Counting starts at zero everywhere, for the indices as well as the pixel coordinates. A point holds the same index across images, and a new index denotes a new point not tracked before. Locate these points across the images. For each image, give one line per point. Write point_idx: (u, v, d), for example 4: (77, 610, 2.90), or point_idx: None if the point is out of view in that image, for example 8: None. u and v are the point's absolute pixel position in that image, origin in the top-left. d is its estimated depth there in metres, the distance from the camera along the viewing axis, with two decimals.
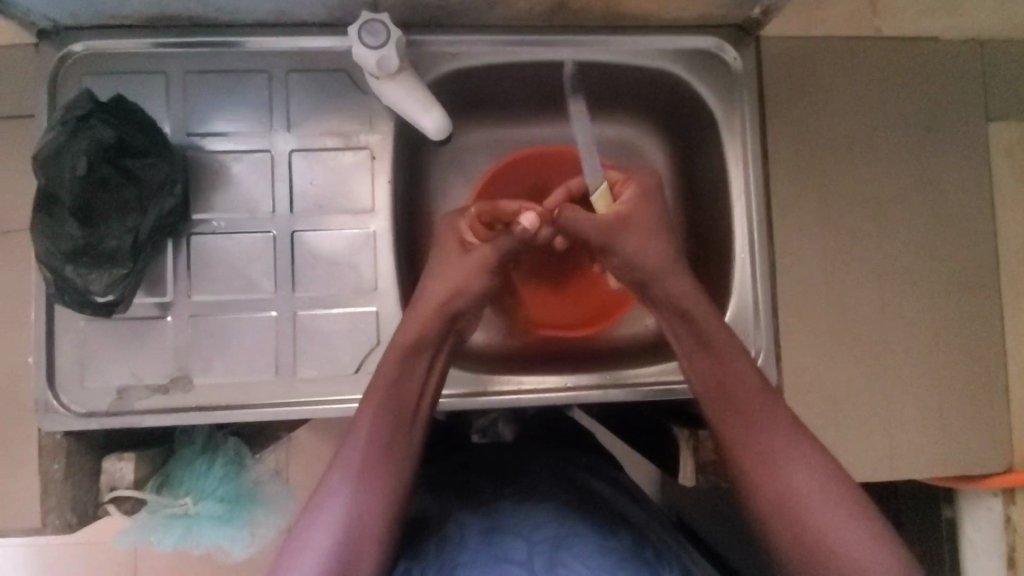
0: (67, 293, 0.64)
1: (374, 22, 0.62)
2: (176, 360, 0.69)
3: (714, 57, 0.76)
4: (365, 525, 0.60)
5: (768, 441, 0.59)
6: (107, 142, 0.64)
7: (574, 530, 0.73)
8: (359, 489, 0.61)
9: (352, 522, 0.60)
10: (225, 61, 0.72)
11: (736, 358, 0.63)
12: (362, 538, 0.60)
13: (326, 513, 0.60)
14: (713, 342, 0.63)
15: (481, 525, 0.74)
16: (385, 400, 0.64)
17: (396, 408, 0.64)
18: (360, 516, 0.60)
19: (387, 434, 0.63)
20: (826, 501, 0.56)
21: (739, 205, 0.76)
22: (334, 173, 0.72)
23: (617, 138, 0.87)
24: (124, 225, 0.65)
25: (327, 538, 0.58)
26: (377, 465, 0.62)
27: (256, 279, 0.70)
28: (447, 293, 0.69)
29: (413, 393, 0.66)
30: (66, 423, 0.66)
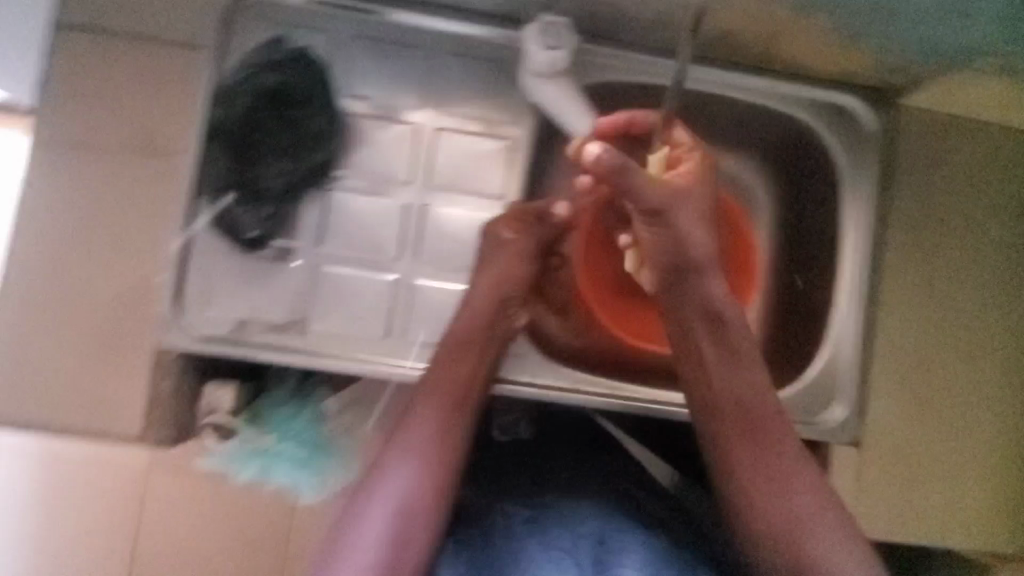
0: (225, 222, 0.69)
1: (553, 27, 0.66)
2: (294, 304, 0.71)
3: (850, 116, 0.78)
4: (420, 505, 0.63)
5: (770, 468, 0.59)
6: (273, 89, 0.69)
7: (618, 528, 0.70)
8: (420, 468, 0.63)
9: (411, 498, 0.62)
10: (391, 33, 0.75)
11: (739, 377, 0.61)
12: (419, 516, 0.62)
13: (389, 487, 0.62)
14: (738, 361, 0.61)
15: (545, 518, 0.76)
16: (440, 387, 0.67)
17: (452, 395, 0.67)
18: (417, 495, 0.62)
19: (444, 419, 0.66)
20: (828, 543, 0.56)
21: (848, 261, 0.77)
22: (470, 155, 0.75)
23: (731, 175, 0.86)
24: (277, 169, 0.69)
25: (387, 512, 0.61)
26: (431, 449, 0.64)
27: (382, 242, 0.73)
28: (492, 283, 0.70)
29: (462, 378, 0.68)
30: (182, 343, 0.68)
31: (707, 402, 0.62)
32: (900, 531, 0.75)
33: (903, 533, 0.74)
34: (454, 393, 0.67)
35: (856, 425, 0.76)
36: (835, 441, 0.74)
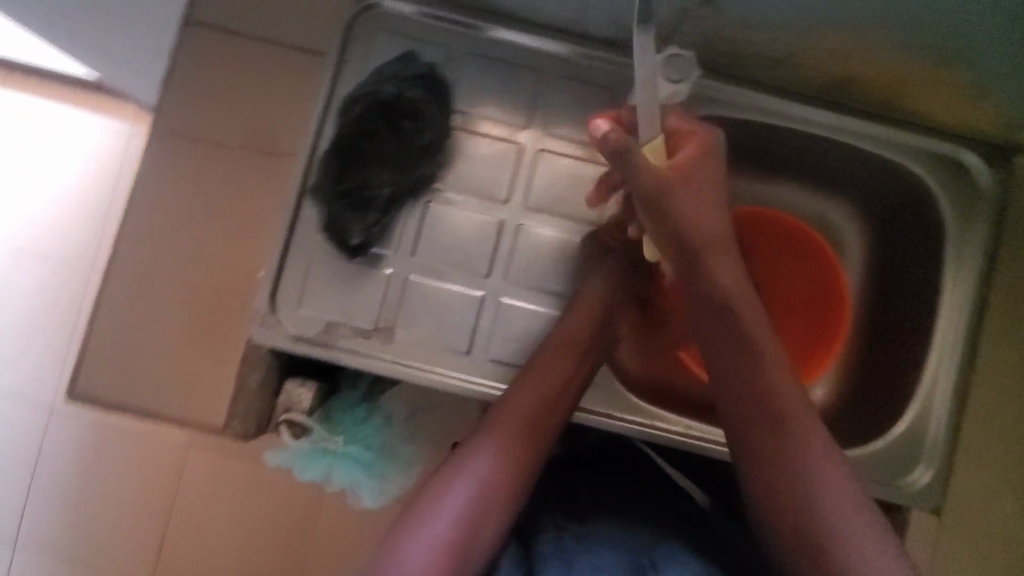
0: (330, 227, 0.69)
1: (680, 58, 0.64)
2: (383, 313, 0.72)
3: (962, 172, 0.75)
4: (487, 511, 0.61)
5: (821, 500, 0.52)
6: (388, 97, 0.70)
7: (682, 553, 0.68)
8: (494, 470, 0.63)
9: (481, 499, 0.61)
10: (505, 52, 0.75)
11: (814, 434, 0.55)
12: (484, 521, 0.61)
13: (469, 474, 0.62)
14: (770, 388, 0.56)
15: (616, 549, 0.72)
16: (538, 387, 0.67)
17: (540, 403, 0.66)
18: (487, 496, 0.62)
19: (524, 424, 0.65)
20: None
21: (946, 320, 0.74)
22: (570, 180, 0.75)
23: (823, 218, 0.85)
24: (388, 178, 0.70)
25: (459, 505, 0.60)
26: (506, 452, 0.64)
27: (473, 258, 0.73)
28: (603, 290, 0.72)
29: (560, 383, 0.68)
30: (275, 340, 0.70)
31: (760, 459, 0.55)
32: None
33: None
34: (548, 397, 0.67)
35: (943, 493, 0.73)
36: (919, 505, 0.72)
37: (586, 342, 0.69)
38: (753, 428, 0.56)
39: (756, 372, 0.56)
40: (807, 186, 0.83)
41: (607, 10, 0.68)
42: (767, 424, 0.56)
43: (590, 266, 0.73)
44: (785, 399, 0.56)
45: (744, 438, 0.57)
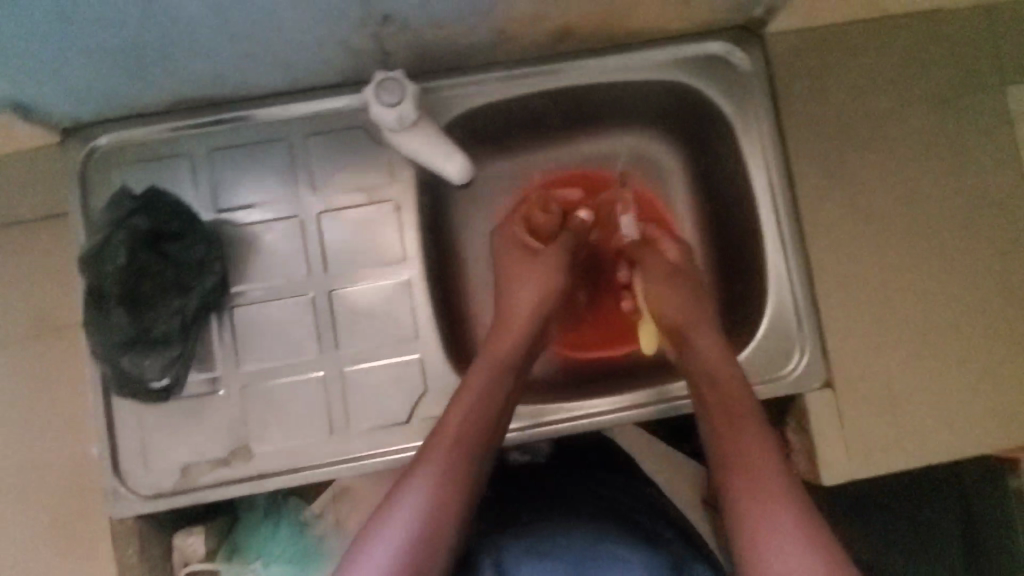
0: (123, 382, 0.66)
1: (390, 80, 0.62)
2: (233, 434, 0.69)
3: (721, 62, 0.76)
4: (437, 530, 0.57)
5: (768, 479, 0.60)
6: (145, 230, 0.67)
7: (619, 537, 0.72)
8: (445, 486, 0.59)
9: (428, 518, 0.57)
10: (245, 133, 0.72)
11: (748, 420, 0.65)
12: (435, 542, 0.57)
13: (406, 507, 0.58)
14: (724, 378, 0.68)
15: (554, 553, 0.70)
16: (467, 411, 0.65)
17: (484, 414, 0.66)
18: (435, 510, 0.58)
19: (466, 438, 0.63)
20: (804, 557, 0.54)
21: (764, 206, 0.76)
22: (364, 229, 0.73)
23: (632, 151, 0.88)
24: (171, 309, 0.67)
25: (404, 531, 0.56)
26: (452, 465, 0.61)
27: (300, 342, 0.71)
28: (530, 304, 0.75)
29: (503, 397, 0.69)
30: (135, 507, 0.68)
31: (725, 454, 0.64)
32: (894, 458, 0.73)
33: (897, 460, 0.72)
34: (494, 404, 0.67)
35: (822, 367, 0.74)
36: (801, 389, 0.74)
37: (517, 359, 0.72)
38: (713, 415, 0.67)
39: (711, 367, 0.69)
40: (602, 130, 0.86)
41: (309, 62, 0.65)
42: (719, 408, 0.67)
43: (521, 275, 0.77)
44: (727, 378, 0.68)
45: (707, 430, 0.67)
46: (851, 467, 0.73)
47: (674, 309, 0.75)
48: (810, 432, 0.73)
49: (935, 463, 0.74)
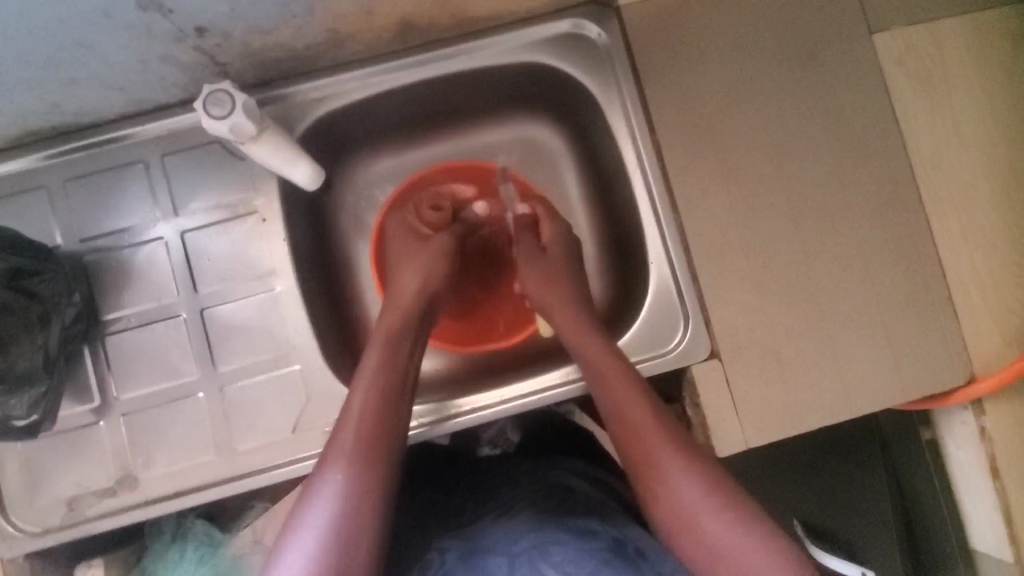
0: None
1: (218, 92, 0.61)
2: (117, 462, 0.69)
3: (577, 38, 0.75)
4: (361, 519, 0.56)
5: (665, 451, 0.63)
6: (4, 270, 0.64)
7: (554, 536, 0.65)
8: (359, 478, 0.58)
9: (348, 508, 0.57)
10: (101, 160, 0.71)
11: (624, 385, 0.67)
12: (363, 531, 0.56)
13: (321, 503, 0.57)
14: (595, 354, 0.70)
15: (454, 548, 0.66)
16: (370, 394, 0.63)
17: (388, 398, 0.64)
18: (354, 502, 0.57)
19: (374, 424, 0.62)
20: (709, 506, 0.59)
21: (637, 180, 0.76)
22: (232, 245, 0.72)
23: (516, 137, 0.87)
24: (34, 344, 0.65)
25: (323, 526, 0.55)
26: (364, 456, 0.59)
27: (176, 364, 0.71)
28: (422, 278, 0.74)
29: (405, 378, 0.66)
30: (24, 545, 0.68)
31: (613, 416, 0.67)
32: (791, 423, 0.72)
33: (792, 426, 0.71)
34: (395, 385, 0.65)
35: (708, 337, 0.73)
36: (688, 362, 0.73)
37: (412, 335, 0.70)
38: (595, 387, 0.69)
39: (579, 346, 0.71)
40: (481, 119, 0.85)
41: (143, 82, 0.65)
42: (598, 379, 0.69)
43: (410, 252, 0.77)
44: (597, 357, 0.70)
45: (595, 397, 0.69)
46: (747, 436, 0.71)
47: (535, 293, 0.77)
48: (700, 404, 0.73)
49: (833, 422, 0.72)
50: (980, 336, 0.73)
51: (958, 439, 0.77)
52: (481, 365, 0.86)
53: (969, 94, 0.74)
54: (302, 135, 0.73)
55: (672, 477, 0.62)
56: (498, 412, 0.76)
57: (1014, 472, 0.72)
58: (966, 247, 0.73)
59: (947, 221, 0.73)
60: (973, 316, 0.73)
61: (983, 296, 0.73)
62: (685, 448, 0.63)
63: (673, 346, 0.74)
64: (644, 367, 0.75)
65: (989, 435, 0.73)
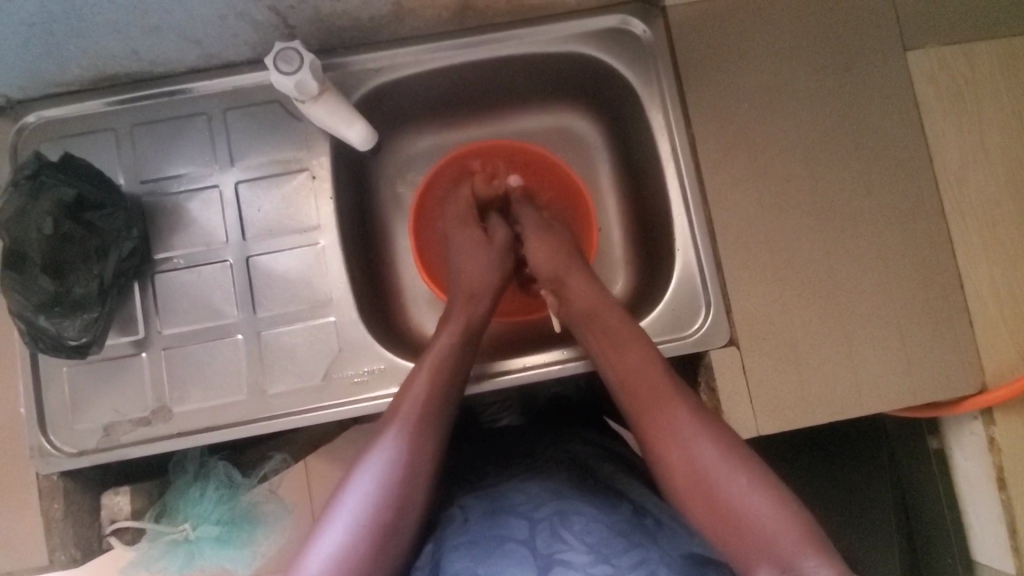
0: (41, 339, 0.69)
1: (288, 49, 0.65)
2: (154, 393, 0.73)
3: (623, 33, 0.79)
4: (408, 490, 0.61)
5: (679, 415, 0.66)
6: (68, 201, 0.68)
7: (574, 506, 0.66)
8: (410, 451, 0.62)
9: (400, 482, 0.61)
10: (168, 110, 0.76)
11: (638, 346, 0.71)
12: (407, 500, 0.61)
13: (373, 469, 0.61)
14: (618, 328, 0.72)
15: (475, 508, 0.68)
16: (433, 377, 0.68)
17: (450, 372, 0.69)
18: (410, 464, 0.62)
19: (434, 398, 0.66)
20: (724, 474, 0.62)
21: (670, 170, 0.79)
22: (282, 199, 0.76)
23: (554, 127, 0.91)
24: (90, 273, 0.69)
25: (372, 498, 0.59)
26: (426, 423, 0.65)
27: (219, 305, 0.74)
28: (481, 275, 0.78)
29: (463, 364, 0.71)
30: (60, 464, 0.71)
31: (624, 377, 0.70)
32: (802, 416, 0.74)
33: (803, 417, 0.73)
34: (450, 374, 0.69)
35: (727, 325, 0.76)
36: (707, 346, 0.76)
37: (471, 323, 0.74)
38: (603, 351, 0.73)
39: (595, 314, 0.74)
40: (521, 105, 0.89)
41: (216, 37, 0.70)
42: (611, 346, 0.72)
43: (467, 245, 0.80)
44: (611, 319, 0.73)
45: (602, 366, 0.73)
46: (759, 425, 0.73)
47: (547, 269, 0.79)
48: (715, 388, 0.75)
49: (844, 418, 0.74)
50: (994, 349, 0.75)
51: (966, 451, 0.79)
52: (509, 337, 0.88)
53: (995, 118, 0.77)
54: (356, 103, 0.78)
55: (692, 439, 0.65)
56: (520, 379, 0.78)
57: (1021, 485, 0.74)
58: (985, 261, 0.75)
59: (969, 236, 0.76)
60: (988, 327, 0.75)
61: (1000, 311, 0.75)
62: (700, 411, 0.67)
63: (694, 329, 0.77)
64: (665, 346, 0.77)
65: (998, 445, 0.74)
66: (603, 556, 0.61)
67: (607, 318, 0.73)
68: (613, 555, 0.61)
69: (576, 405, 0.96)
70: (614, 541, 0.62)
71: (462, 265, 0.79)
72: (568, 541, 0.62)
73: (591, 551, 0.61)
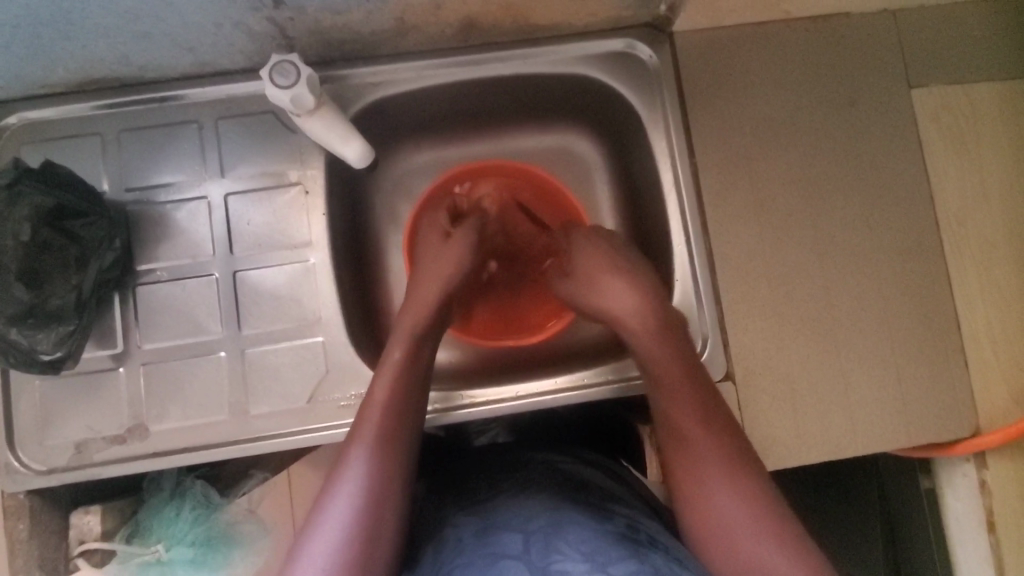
0: (12, 353, 0.65)
1: (284, 62, 0.63)
2: (130, 411, 0.70)
3: (628, 57, 0.78)
4: (379, 509, 0.60)
5: (706, 448, 0.65)
6: (48, 209, 0.65)
7: (569, 518, 0.64)
8: (375, 469, 0.61)
9: (370, 500, 0.59)
10: (157, 116, 0.73)
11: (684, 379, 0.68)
12: (381, 519, 0.60)
13: (343, 491, 0.60)
14: (664, 353, 0.69)
15: (469, 526, 0.66)
16: (393, 385, 0.66)
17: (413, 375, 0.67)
18: (377, 488, 0.60)
19: (396, 409, 0.65)
20: (746, 516, 0.61)
21: (671, 197, 0.77)
22: (272, 213, 0.74)
23: (555, 147, 0.90)
24: (69, 284, 0.66)
25: (344, 518, 0.58)
26: (385, 449, 0.62)
27: (202, 322, 0.72)
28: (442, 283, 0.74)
29: (422, 371, 0.69)
30: (27, 482, 0.68)
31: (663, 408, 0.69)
32: (796, 452, 0.73)
33: (797, 456, 0.72)
34: (410, 386, 0.67)
35: (724, 360, 0.74)
36: None
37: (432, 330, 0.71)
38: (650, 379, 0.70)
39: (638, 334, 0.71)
40: (521, 123, 0.88)
41: (211, 45, 0.67)
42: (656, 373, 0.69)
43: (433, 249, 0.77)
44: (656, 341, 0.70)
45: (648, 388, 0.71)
46: None
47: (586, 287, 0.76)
48: None
49: (837, 458, 0.73)
50: (988, 391, 0.74)
51: (957, 490, 0.78)
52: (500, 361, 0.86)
53: (996, 159, 0.77)
54: (352, 117, 0.76)
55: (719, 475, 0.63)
56: (509, 408, 0.77)
57: (1009, 527, 0.74)
58: (983, 304, 0.75)
59: (967, 275, 0.75)
60: (984, 369, 0.74)
61: (994, 353, 0.75)
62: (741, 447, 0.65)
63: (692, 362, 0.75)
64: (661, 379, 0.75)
65: (989, 488, 0.74)
66: (599, 565, 0.58)
67: (655, 343, 0.70)
68: (609, 563, 0.58)
69: (569, 429, 0.94)
70: (610, 550, 0.60)
71: (424, 271, 0.75)
72: (564, 551, 0.60)
73: (587, 560, 0.58)
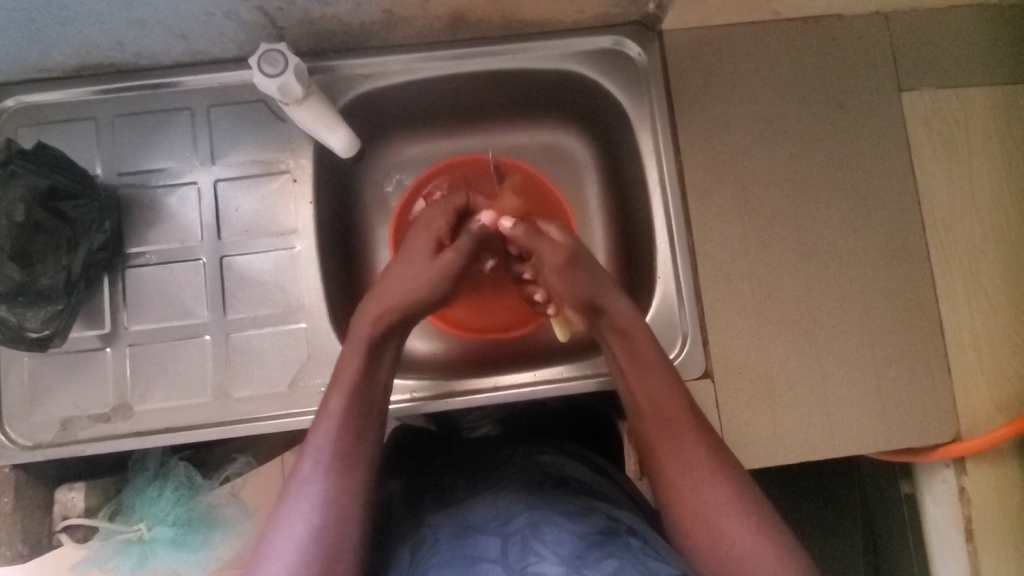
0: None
1: (273, 51, 0.64)
2: (115, 390, 0.71)
3: (617, 54, 0.78)
4: (340, 519, 0.59)
5: (679, 449, 0.66)
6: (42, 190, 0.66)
7: (547, 517, 0.64)
8: (332, 482, 0.60)
9: (331, 512, 0.59)
10: (150, 102, 0.75)
11: (658, 382, 0.68)
12: (344, 530, 0.59)
13: (303, 504, 0.59)
14: (647, 354, 0.69)
15: (446, 527, 0.66)
16: (353, 393, 0.64)
17: (368, 385, 0.66)
18: (337, 501, 0.60)
19: (353, 419, 0.64)
20: (729, 513, 0.62)
21: (656, 195, 0.77)
22: (260, 200, 0.75)
23: (545, 144, 0.90)
24: (59, 264, 0.68)
25: (304, 532, 0.57)
26: (347, 464, 0.62)
27: (189, 306, 0.73)
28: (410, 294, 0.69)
29: (381, 380, 0.67)
30: (13, 456, 0.70)
31: (638, 406, 0.68)
32: (773, 453, 0.73)
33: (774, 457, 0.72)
34: (367, 396, 0.65)
35: (703, 358, 0.75)
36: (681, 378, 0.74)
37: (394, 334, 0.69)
38: (626, 372, 0.69)
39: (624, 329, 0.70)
40: (512, 119, 0.88)
41: (202, 33, 0.68)
42: (633, 365, 0.69)
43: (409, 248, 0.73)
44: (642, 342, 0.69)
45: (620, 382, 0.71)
46: None
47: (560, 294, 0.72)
48: None
49: (814, 460, 0.73)
50: (970, 398, 0.74)
51: (937, 497, 0.77)
52: (484, 354, 0.87)
53: (986, 165, 0.76)
54: (342, 108, 0.77)
55: (704, 475, 0.64)
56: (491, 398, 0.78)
57: (988, 536, 0.73)
58: (967, 310, 0.75)
59: (952, 281, 0.75)
60: (966, 376, 0.74)
61: (977, 359, 0.74)
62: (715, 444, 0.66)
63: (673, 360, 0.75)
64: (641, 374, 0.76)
65: (968, 496, 0.73)
66: (575, 567, 0.57)
67: (637, 344, 0.69)
68: (586, 566, 0.57)
69: (557, 424, 0.94)
70: (587, 552, 0.59)
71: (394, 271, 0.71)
72: (541, 553, 0.60)
73: (564, 562, 0.58)
